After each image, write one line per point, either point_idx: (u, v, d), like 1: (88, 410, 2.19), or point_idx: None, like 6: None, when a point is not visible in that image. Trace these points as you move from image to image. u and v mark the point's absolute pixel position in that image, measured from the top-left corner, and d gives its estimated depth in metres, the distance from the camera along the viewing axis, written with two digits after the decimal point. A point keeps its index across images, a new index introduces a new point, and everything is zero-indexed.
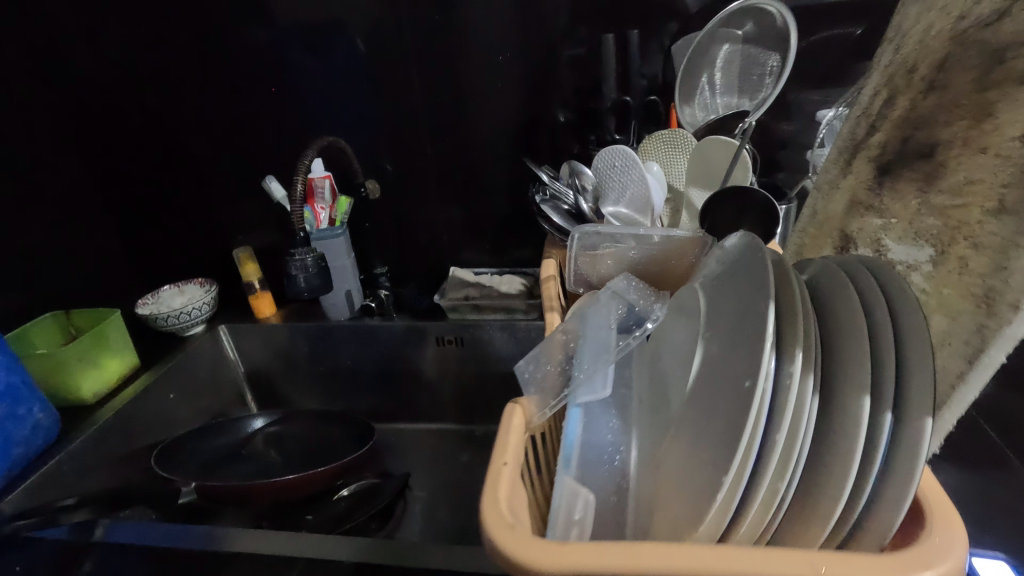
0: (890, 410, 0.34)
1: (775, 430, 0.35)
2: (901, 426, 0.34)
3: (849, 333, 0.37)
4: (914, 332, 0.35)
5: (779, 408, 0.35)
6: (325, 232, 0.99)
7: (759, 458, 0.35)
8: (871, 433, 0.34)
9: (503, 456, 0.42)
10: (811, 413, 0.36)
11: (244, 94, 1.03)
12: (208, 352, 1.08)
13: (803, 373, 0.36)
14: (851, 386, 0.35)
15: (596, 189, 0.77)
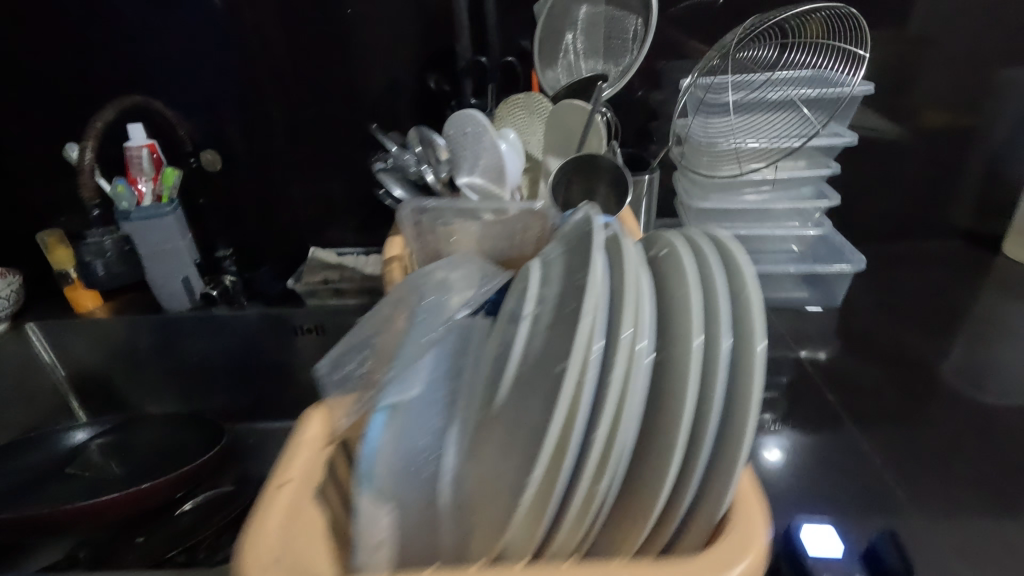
0: (719, 387, 0.32)
1: (599, 415, 0.31)
2: (730, 406, 0.32)
3: (676, 313, 0.35)
4: (741, 317, 0.33)
5: (604, 393, 0.32)
6: (149, 209, 0.83)
7: (579, 454, 0.31)
8: (701, 410, 0.32)
9: (281, 476, 0.35)
10: (640, 396, 0.33)
11: (31, 41, 0.83)
12: (12, 357, 0.90)
13: (638, 349, 0.33)
14: (679, 376, 0.33)
15: (450, 158, 0.70)
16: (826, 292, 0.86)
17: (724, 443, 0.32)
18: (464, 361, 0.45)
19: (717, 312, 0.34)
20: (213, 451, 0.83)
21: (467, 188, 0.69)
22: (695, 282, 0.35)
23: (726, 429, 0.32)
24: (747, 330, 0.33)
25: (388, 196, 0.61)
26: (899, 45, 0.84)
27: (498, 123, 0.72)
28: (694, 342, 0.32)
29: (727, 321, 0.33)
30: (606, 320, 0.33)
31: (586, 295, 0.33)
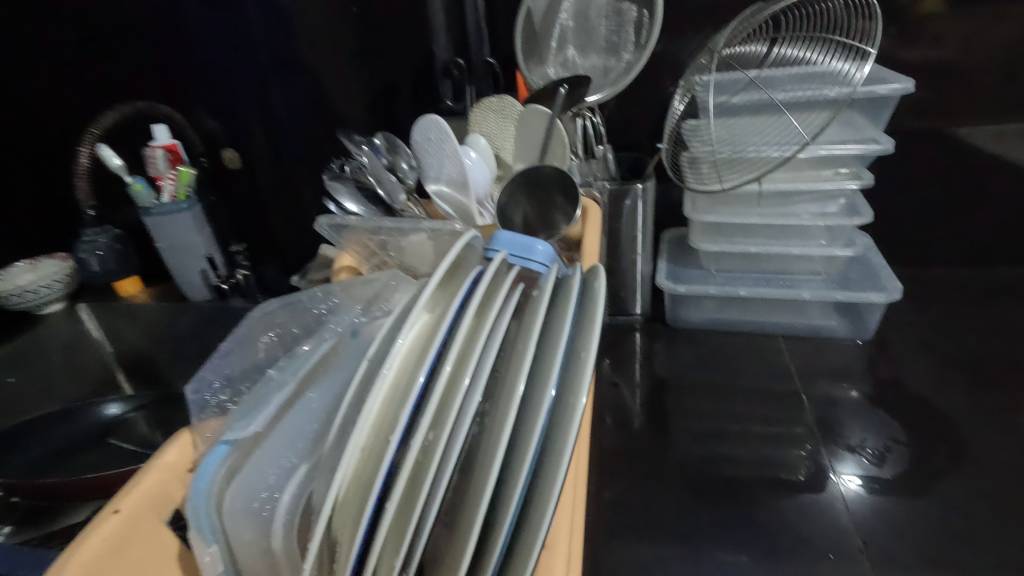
0: (529, 456, 0.27)
1: (390, 479, 0.28)
2: (542, 478, 0.27)
3: (513, 363, 0.31)
4: (576, 368, 0.29)
5: (401, 453, 0.29)
6: (169, 205, 0.88)
7: (372, 520, 0.28)
8: (507, 481, 0.27)
9: (116, 502, 0.35)
10: (450, 455, 0.29)
11: (72, 47, 0.91)
12: (62, 333, 1.00)
13: (447, 399, 0.30)
14: (495, 434, 0.28)
15: (417, 165, 0.68)
16: (857, 321, 0.75)
17: (536, 517, 0.26)
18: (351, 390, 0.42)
19: (548, 361, 0.29)
20: None
21: (436, 195, 0.66)
22: (536, 328, 0.31)
23: (540, 499, 0.27)
24: (576, 384, 0.28)
25: (336, 210, 0.62)
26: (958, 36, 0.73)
27: (473, 128, 0.69)
28: (509, 394, 0.28)
29: (555, 372, 0.28)
30: (425, 364, 0.31)
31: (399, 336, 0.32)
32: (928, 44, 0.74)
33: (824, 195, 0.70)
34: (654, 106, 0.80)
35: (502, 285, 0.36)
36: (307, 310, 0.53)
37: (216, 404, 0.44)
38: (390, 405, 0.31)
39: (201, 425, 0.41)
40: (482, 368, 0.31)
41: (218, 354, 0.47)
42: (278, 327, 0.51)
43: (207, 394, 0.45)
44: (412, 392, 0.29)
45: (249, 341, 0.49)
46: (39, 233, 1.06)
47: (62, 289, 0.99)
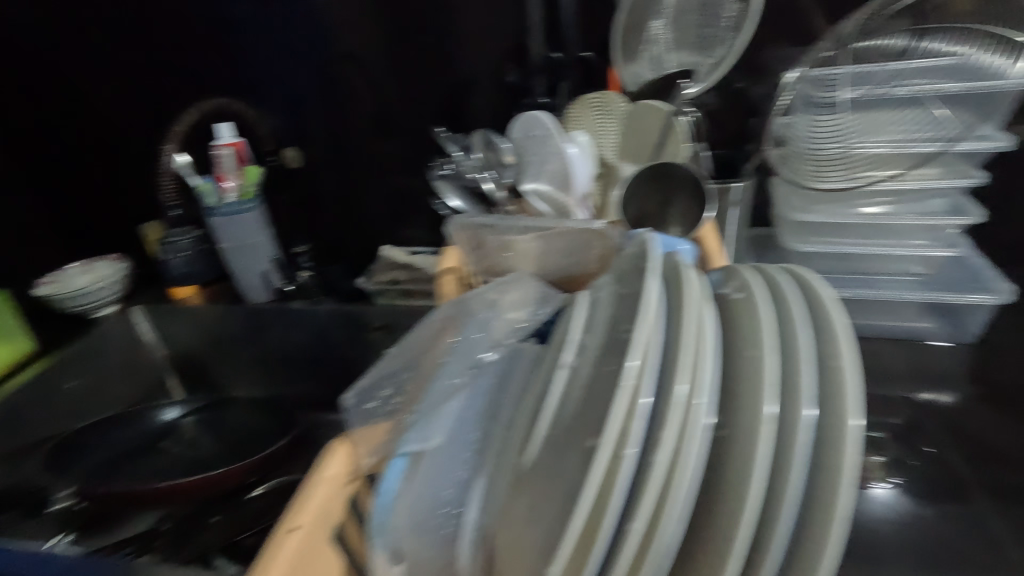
0: (797, 473, 0.25)
1: (637, 499, 0.26)
2: (809, 497, 0.26)
3: (746, 374, 0.28)
4: (830, 383, 0.27)
5: (644, 472, 0.26)
6: (232, 207, 0.87)
7: (613, 541, 0.26)
8: (770, 501, 0.25)
9: (293, 519, 0.33)
10: (694, 474, 0.27)
11: (135, 44, 0.89)
12: (118, 335, 0.98)
13: (685, 413, 0.27)
14: (745, 454, 0.26)
15: (517, 163, 0.65)
16: (957, 324, 0.72)
17: (806, 540, 0.25)
18: (506, 399, 0.40)
19: (798, 371, 0.27)
20: (284, 438, 0.83)
21: (534, 194, 0.63)
22: (771, 337, 0.28)
23: (814, 520, 0.25)
24: (839, 400, 0.26)
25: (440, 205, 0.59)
26: None
27: (568, 124, 0.67)
28: (765, 410, 0.26)
29: (810, 386, 0.26)
30: (655, 374, 0.28)
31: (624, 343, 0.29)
32: None
33: (923, 194, 0.68)
34: (740, 105, 0.78)
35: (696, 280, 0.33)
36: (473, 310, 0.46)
37: (380, 411, 0.43)
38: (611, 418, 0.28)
39: (355, 434, 0.39)
40: (709, 377, 0.29)
41: (382, 358, 0.45)
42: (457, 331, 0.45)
43: (370, 399, 0.44)
44: (646, 404, 0.27)
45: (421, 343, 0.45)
46: (91, 232, 1.04)
47: (118, 291, 0.98)
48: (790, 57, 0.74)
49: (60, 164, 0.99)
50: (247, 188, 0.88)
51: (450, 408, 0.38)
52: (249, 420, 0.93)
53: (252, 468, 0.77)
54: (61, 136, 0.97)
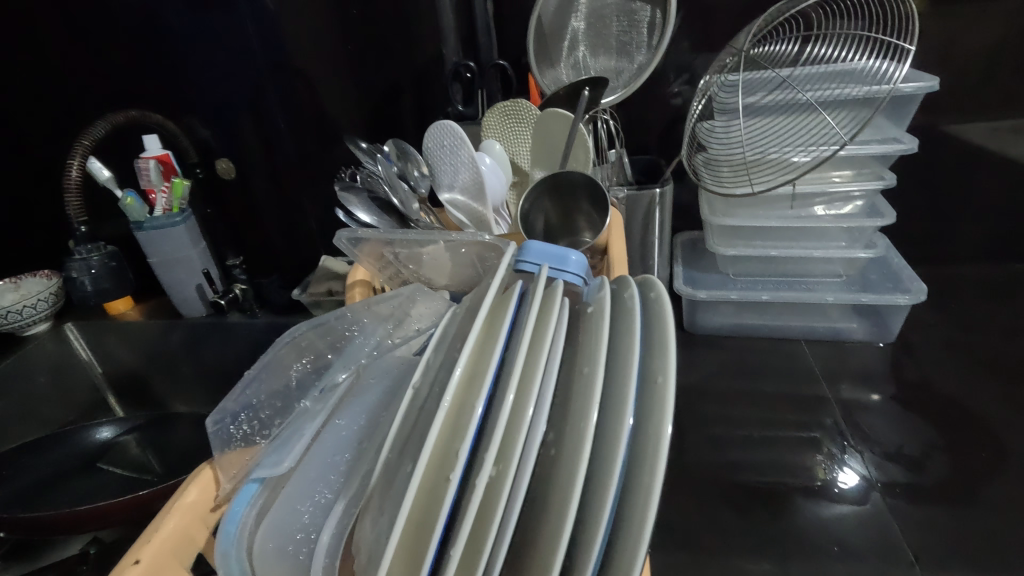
0: (613, 492, 0.25)
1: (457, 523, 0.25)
2: (625, 515, 0.25)
3: (579, 391, 0.28)
4: (652, 397, 0.27)
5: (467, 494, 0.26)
6: (162, 219, 0.84)
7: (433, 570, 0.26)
8: (588, 521, 0.25)
9: (136, 552, 0.32)
10: (518, 495, 0.26)
11: (53, 55, 0.86)
12: (49, 354, 0.94)
13: (512, 434, 0.27)
14: (565, 473, 0.26)
15: (430, 174, 0.65)
16: (879, 324, 0.73)
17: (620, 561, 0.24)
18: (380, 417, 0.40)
19: (622, 387, 0.27)
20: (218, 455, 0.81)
21: (450, 204, 0.63)
22: (601, 352, 0.28)
23: (627, 538, 0.25)
24: (658, 414, 0.26)
25: (347, 219, 0.59)
26: (961, 35, 0.73)
27: (487, 134, 0.67)
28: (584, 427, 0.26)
29: (631, 401, 0.26)
30: (486, 393, 0.28)
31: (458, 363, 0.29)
32: (940, 41, 0.73)
33: (841, 197, 0.69)
34: (664, 109, 0.78)
35: (546, 296, 0.33)
36: (334, 330, 0.49)
37: (239, 436, 0.42)
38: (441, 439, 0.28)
39: (222, 459, 0.39)
40: (543, 395, 0.29)
41: (242, 381, 0.44)
42: (311, 351, 0.48)
43: (229, 425, 0.42)
44: (471, 424, 0.27)
45: (280, 367, 0.46)
46: (18, 248, 1.00)
47: (50, 308, 0.94)
48: (710, 62, 0.75)
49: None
50: (175, 202, 0.85)
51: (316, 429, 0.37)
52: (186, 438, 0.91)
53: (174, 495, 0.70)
54: None
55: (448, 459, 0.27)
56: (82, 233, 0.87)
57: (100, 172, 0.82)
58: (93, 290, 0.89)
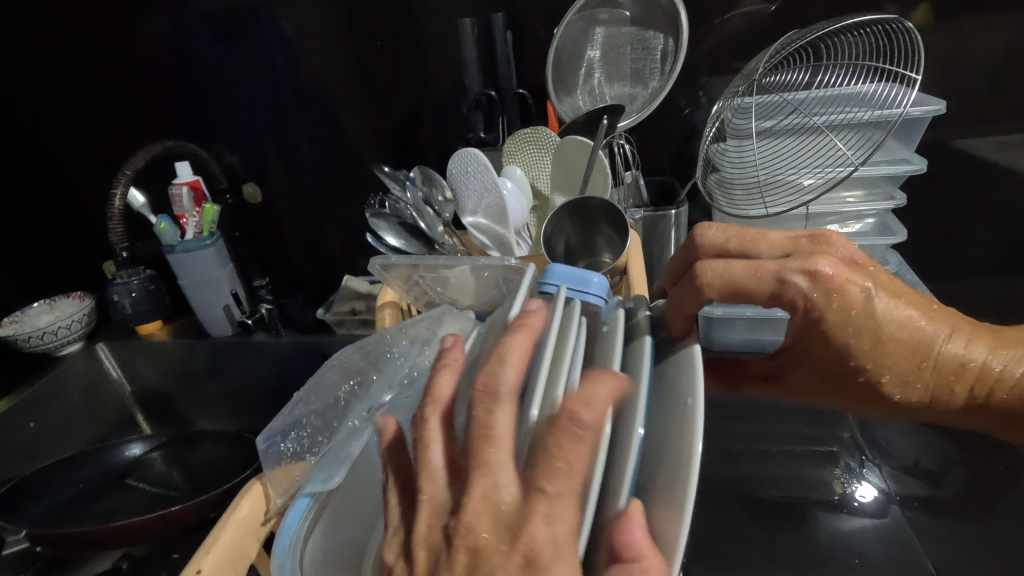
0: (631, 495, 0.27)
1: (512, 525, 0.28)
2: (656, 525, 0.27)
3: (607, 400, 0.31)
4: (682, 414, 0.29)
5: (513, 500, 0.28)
6: (192, 243, 0.87)
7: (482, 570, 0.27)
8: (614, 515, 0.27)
9: (199, 562, 0.34)
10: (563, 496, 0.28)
11: (92, 86, 0.91)
12: (81, 374, 0.97)
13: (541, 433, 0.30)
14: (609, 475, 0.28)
15: (454, 199, 0.68)
16: None
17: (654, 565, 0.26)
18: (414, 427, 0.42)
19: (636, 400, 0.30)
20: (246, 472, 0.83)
21: (473, 227, 0.65)
22: (641, 378, 0.31)
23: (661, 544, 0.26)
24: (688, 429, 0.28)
25: (375, 243, 0.63)
26: (964, 59, 0.76)
27: (508, 158, 0.70)
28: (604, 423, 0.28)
29: (641, 410, 0.29)
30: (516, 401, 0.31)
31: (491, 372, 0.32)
32: (945, 61, 0.76)
33: (853, 216, 0.71)
34: (677, 132, 0.81)
35: (570, 322, 0.35)
36: (378, 352, 0.48)
37: (289, 452, 0.45)
38: (568, 435, 0.27)
39: (271, 473, 0.42)
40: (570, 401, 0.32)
41: (292, 399, 0.47)
42: (357, 373, 0.48)
43: (280, 442, 0.45)
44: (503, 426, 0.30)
45: (321, 385, 0.48)
46: (52, 271, 1.04)
47: (82, 329, 0.97)
48: (721, 86, 0.77)
49: (18, 204, 1.00)
50: (205, 226, 0.89)
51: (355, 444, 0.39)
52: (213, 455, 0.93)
53: (205, 511, 0.72)
54: (19, 177, 0.98)
55: (489, 465, 0.29)
56: (121, 257, 0.91)
57: (139, 200, 0.86)
58: (132, 312, 0.93)
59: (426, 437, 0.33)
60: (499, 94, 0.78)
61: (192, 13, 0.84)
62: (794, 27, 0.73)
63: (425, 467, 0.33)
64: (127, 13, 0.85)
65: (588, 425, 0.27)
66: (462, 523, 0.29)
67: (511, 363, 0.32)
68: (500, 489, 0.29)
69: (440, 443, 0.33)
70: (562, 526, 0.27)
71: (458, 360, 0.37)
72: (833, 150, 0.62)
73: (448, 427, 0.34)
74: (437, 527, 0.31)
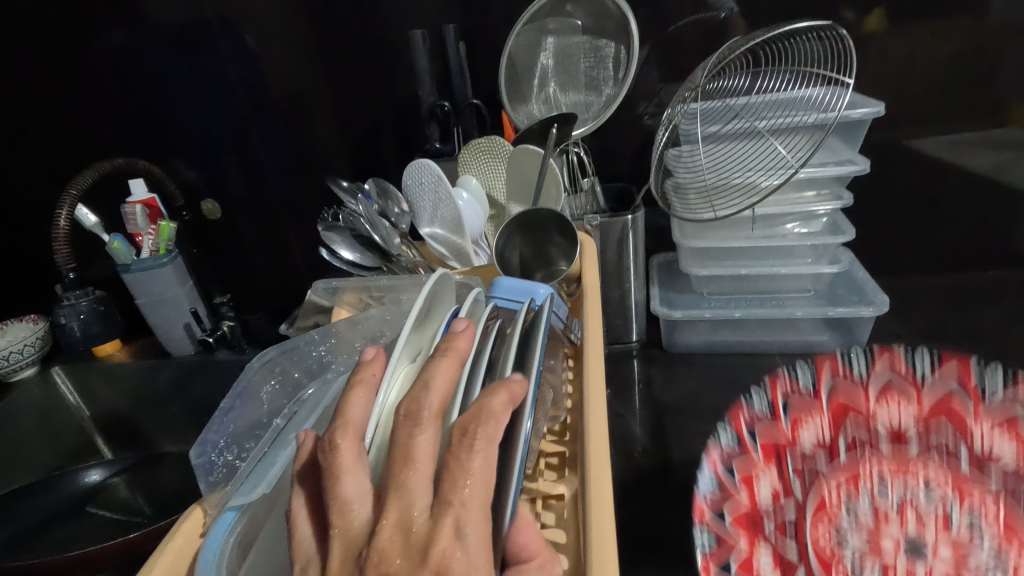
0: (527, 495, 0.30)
1: (441, 530, 0.27)
2: None
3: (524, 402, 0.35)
4: None
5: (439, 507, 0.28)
6: (148, 261, 0.85)
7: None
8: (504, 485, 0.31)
9: None
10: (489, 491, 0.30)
11: (40, 104, 0.88)
12: (37, 399, 0.94)
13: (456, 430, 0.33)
14: None
15: (410, 209, 0.67)
16: (849, 335, 0.76)
17: None
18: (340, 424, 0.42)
19: None
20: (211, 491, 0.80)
21: (430, 238, 0.65)
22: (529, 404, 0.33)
23: None
24: None
25: (331, 258, 0.63)
26: (905, 58, 0.78)
27: (463, 169, 0.70)
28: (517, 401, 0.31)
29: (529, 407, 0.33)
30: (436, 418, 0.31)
31: (413, 392, 0.32)
32: (888, 63, 0.78)
33: (805, 216, 0.72)
34: (633, 137, 0.82)
35: (478, 330, 0.40)
36: (306, 354, 0.52)
37: (224, 465, 0.44)
38: (461, 446, 0.29)
39: (210, 496, 0.41)
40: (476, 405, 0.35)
41: (220, 412, 0.46)
42: (283, 373, 0.50)
43: (212, 454, 0.44)
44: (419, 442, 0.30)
45: (253, 393, 0.48)
46: (4, 293, 1.01)
47: (35, 353, 0.93)
48: (674, 92, 0.79)
49: None
50: (161, 243, 0.86)
51: (283, 454, 0.39)
52: (178, 477, 0.90)
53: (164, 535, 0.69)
54: None
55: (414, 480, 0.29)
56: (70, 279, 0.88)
57: (87, 219, 0.84)
58: (83, 334, 0.91)
59: (336, 468, 0.31)
60: (454, 106, 0.79)
61: (144, 28, 0.83)
62: (739, 31, 0.74)
63: (336, 502, 0.30)
64: (76, 28, 0.84)
65: (479, 437, 0.29)
66: (373, 553, 0.28)
67: (434, 390, 0.32)
68: (418, 506, 0.29)
69: (352, 475, 0.31)
70: (473, 536, 0.27)
71: (378, 374, 0.35)
72: (775, 154, 0.64)
73: (361, 451, 0.32)
74: (349, 560, 0.29)
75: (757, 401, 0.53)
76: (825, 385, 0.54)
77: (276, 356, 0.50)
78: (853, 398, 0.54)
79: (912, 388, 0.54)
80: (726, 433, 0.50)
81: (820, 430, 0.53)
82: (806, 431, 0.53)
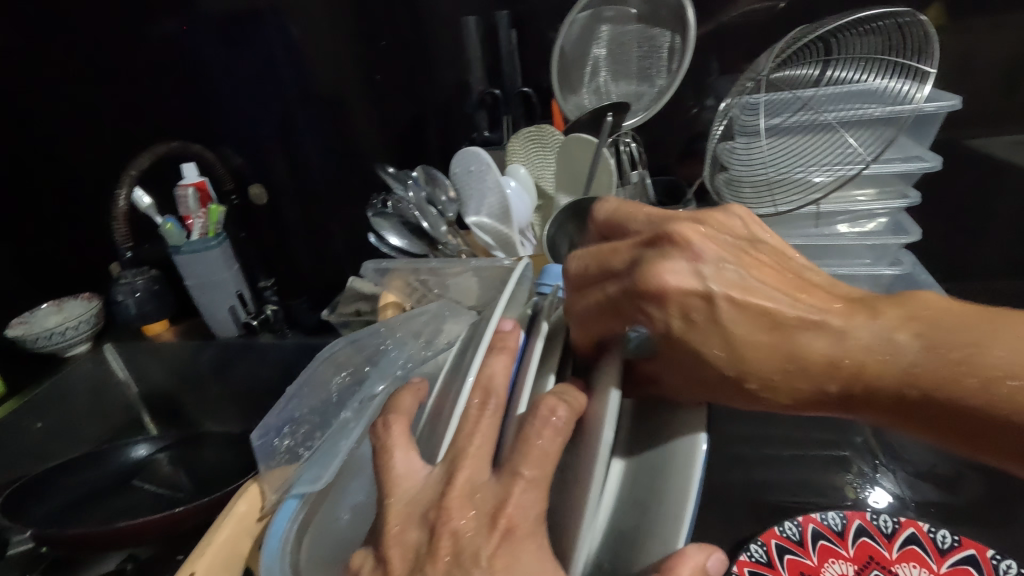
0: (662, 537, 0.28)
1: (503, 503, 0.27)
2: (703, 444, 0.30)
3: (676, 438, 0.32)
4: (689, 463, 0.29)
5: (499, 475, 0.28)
6: (198, 243, 0.86)
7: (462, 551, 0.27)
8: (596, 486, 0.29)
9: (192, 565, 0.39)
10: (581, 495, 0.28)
11: (99, 87, 0.91)
12: (89, 374, 0.97)
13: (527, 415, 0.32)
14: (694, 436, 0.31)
15: (457, 197, 0.67)
16: None
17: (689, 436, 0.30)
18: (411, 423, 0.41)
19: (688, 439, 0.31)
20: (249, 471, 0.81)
21: (477, 227, 0.65)
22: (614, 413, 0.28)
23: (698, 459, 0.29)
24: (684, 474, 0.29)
25: (379, 243, 0.63)
26: (974, 53, 0.74)
27: (512, 158, 0.69)
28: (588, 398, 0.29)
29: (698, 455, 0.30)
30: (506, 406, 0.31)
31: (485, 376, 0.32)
32: (957, 59, 0.74)
33: (864, 216, 0.68)
34: (684, 131, 0.80)
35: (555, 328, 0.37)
36: (370, 344, 0.50)
37: (285, 449, 0.46)
38: (545, 423, 0.28)
39: (267, 475, 0.45)
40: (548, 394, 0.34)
41: (286, 397, 0.47)
42: (349, 364, 0.49)
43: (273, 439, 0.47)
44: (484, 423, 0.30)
45: (319, 382, 0.48)
46: (60, 272, 1.05)
47: (89, 330, 0.97)
48: (729, 84, 0.76)
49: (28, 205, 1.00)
50: (211, 226, 0.88)
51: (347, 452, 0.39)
52: (221, 457, 0.92)
53: (209, 511, 0.71)
54: (28, 180, 0.99)
55: (480, 464, 0.29)
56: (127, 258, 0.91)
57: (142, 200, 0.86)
58: (135, 312, 0.94)
59: (388, 444, 0.32)
60: (503, 94, 0.78)
61: (197, 16, 0.85)
62: (799, 21, 0.71)
63: (386, 476, 0.31)
64: (134, 15, 0.86)
65: (565, 420, 0.28)
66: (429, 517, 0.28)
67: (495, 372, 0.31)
68: (481, 477, 0.29)
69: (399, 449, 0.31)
70: (535, 509, 0.27)
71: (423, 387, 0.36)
72: (842, 148, 0.61)
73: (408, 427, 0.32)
74: (402, 532, 0.29)
75: (789, 529, 0.49)
76: (852, 532, 0.49)
77: (344, 346, 0.49)
78: (879, 548, 0.48)
79: (933, 556, 0.47)
80: (754, 548, 0.47)
81: (844, 570, 0.47)
82: (830, 564, 0.47)
